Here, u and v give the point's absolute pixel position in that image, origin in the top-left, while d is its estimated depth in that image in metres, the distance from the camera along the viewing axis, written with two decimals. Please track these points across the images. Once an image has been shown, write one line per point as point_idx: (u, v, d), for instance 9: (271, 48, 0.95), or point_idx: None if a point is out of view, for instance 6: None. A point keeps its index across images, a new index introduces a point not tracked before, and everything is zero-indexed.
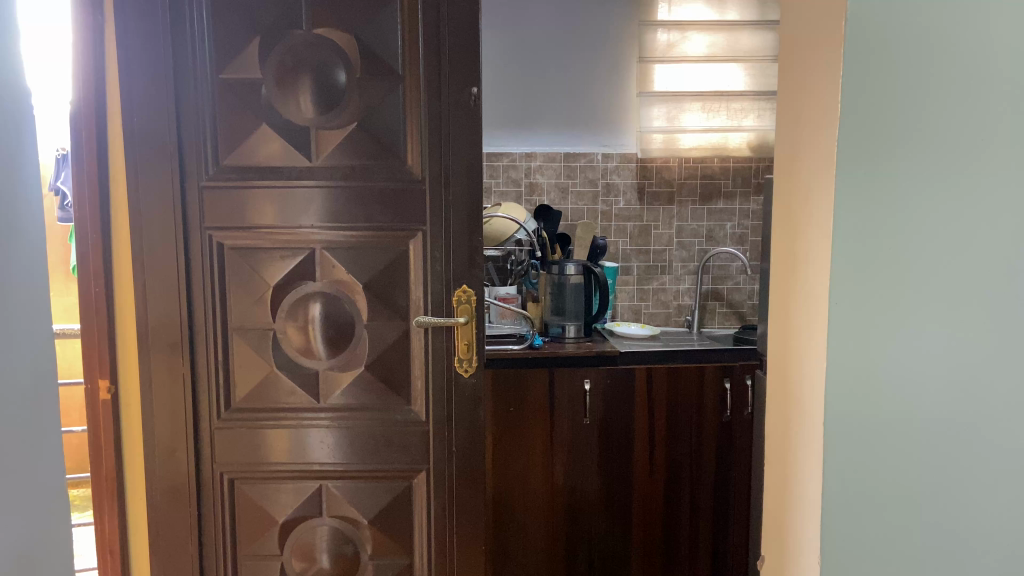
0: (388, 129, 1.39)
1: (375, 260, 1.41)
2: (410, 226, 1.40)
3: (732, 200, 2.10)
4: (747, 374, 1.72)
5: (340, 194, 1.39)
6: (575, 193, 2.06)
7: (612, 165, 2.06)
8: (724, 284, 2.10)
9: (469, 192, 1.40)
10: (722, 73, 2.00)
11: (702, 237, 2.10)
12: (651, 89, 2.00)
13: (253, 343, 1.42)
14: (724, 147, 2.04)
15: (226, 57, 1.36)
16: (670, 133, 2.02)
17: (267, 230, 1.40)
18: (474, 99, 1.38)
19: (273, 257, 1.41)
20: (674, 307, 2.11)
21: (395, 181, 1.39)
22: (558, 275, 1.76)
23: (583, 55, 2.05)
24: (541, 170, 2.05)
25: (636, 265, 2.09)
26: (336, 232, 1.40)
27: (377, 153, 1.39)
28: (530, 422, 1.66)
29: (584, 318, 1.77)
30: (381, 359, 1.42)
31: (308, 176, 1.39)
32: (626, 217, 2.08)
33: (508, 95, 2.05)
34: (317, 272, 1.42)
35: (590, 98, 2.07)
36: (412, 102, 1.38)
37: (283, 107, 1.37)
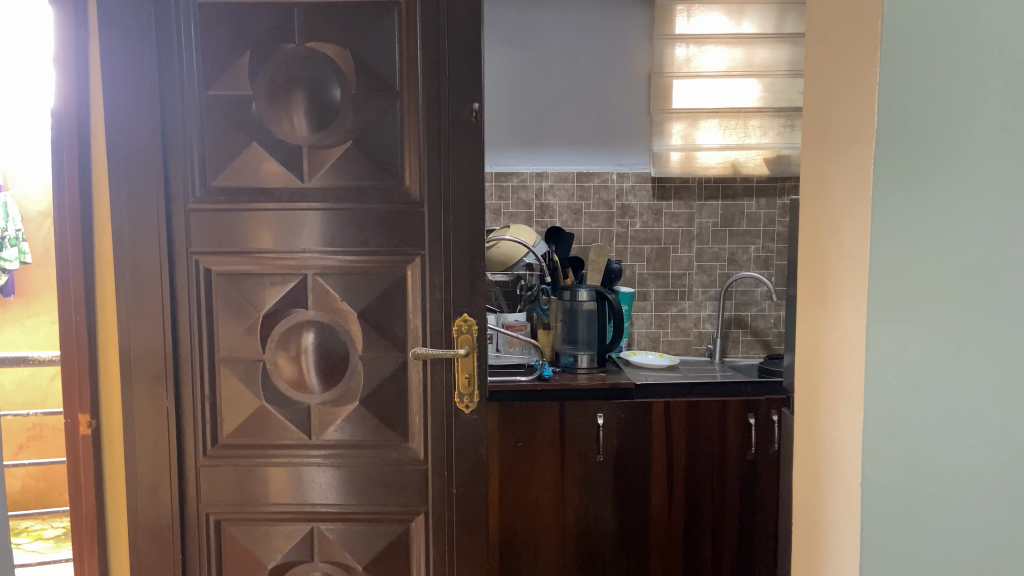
0: (385, 147, 1.31)
1: (371, 288, 1.32)
2: (408, 250, 1.31)
3: (756, 222, 1.96)
4: (773, 410, 1.59)
5: (334, 217, 1.31)
6: (588, 215, 1.96)
7: (628, 186, 1.96)
8: (747, 311, 1.97)
9: (471, 214, 1.31)
10: (739, 87, 1.90)
11: (725, 260, 1.97)
12: (669, 106, 1.92)
13: (241, 375, 1.34)
14: (742, 166, 1.92)
15: (215, 73, 1.29)
16: (688, 150, 1.92)
17: (257, 254, 1.32)
18: (476, 116, 1.30)
19: (263, 283, 1.33)
20: (694, 335, 1.98)
21: (393, 202, 1.31)
22: (569, 302, 1.67)
23: (598, 70, 1.95)
24: (553, 191, 1.96)
25: (653, 289, 1.97)
26: (330, 257, 1.32)
27: (373, 172, 1.31)
28: (539, 458, 1.56)
29: (596, 347, 1.67)
30: (378, 393, 1.33)
31: (301, 198, 1.31)
32: (643, 240, 1.97)
33: (519, 113, 1.96)
34: (311, 300, 1.33)
35: (606, 116, 1.97)
36: (410, 120, 1.30)
37: (277, 126, 1.30)
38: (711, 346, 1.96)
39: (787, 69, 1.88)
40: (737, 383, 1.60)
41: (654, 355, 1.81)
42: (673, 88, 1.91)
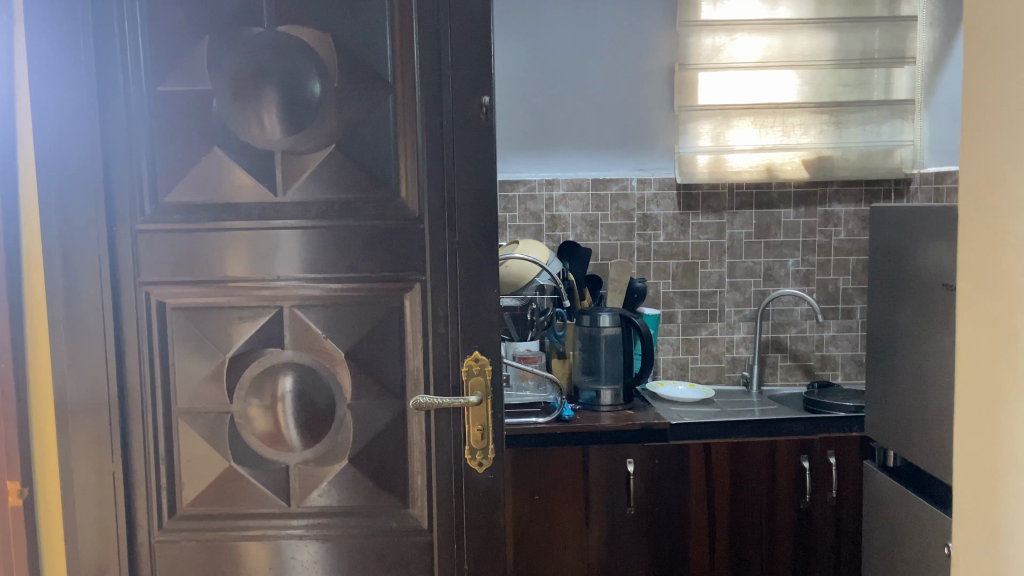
0: (375, 151, 1.08)
1: (361, 322, 1.09)
2: (405, 276, 1.09)
3: (795, 232, 1.74)
4: (830, 451, 1.37)
5: (316, 237, 1.08)
6: (606, 227, 1.74)
7: (649, 194, 1.74)
8: (786, 332, 1.76)
9: (481, 230, 1.08)
10: (777, 80, 1.68)
11: (760, 275, 1.75)
12: (695, 103, 1.69)
13: (204, 430, 1.11)
14: (778, 169, 1.70)
15: (167, 65, 1.06)
16: (717, 152, 1.70)
17: (223, 284, 1.09)
18: (486, 111, 1.07)
19: (231, 319, 1.10)
20: (727, 361, 1.77)
21: (387, 218, 1.08)
22: (588, 328, 1.46)
23: (614, 63, 1.74)
24: (565, 201, 1.74)
25: (680, 309, 1.76)
26: (312, 285, 1.09)
27: (361, 183, 1.08)
28: (560, 514, 1.34)
29: (621, 382, 1.45)
30: (371, 449, 1.10)
31: (276, 215, 1.08)
32: (668, 254, 1.75)
33: (525, 113, 1.75)
34: (288, 339, 1.10)
35: (624, 115, 1.76)
36: (405, 118, 1.08)
37: (244, 127, 1.07)
38: (746, 374, 1.75)
39: (831, 59, 1.68)
40: (788, 420, 1.38)
41: (685, 387, 1.59)
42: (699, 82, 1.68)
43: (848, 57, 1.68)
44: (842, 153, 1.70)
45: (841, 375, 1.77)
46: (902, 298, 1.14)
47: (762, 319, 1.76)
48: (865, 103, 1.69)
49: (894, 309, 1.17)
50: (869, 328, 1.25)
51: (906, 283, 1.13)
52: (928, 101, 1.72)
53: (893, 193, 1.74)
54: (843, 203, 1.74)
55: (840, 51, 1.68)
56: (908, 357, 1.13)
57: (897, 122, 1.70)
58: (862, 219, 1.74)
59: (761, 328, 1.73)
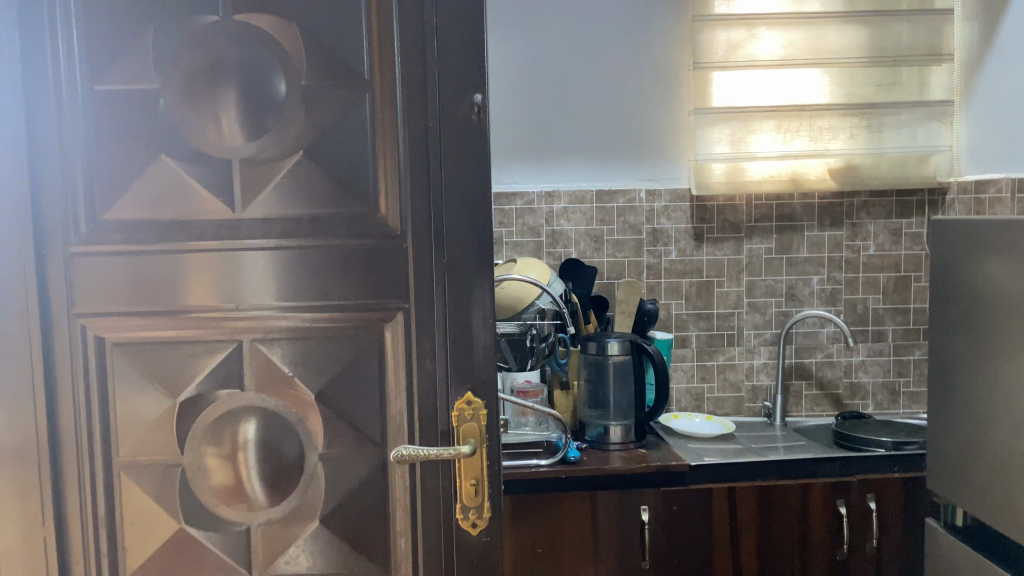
0: (350, 157, 0.92)
1: (334, 358, 0.94)
2: (385, 305, 0.93)
3: (820, 247, 1.60)
4: (871, 495, 1.23)
5: (282, 260, 0.93)
6: (612, 243, 1.60)
7: (659, 207, 1.59)
8: (811, 357, 1.61)
9: (474, 249, 0.93)
10: (801, 80, 1.53)
11: (781, 294, 1.60)
12: (709, 105, 1.53)
13: (150, 485, 0.94)
14: (804, 178, 1.55)
15: (105, 58, 0.91)
16: (736, 160, 1.54)
17: (174, 314, 0.93)
18: (479, 111, 0.92)
19: (182, 355, 0.94)
20: (747, 390, 1.61)
21: (364, 237, 0.93)
22: (595, 356, 1.31)
23: (620, 63, 1.59)
24: (567, 214, 1.59)
25: (695, 333, 1.60)
26: (277, 316, 0.93)
27: (333, 195, 0.93)
28: (565, 569, 1.18)
29: (633, 417, 1.30)
30: (346, 507, 0.94)
31: (234, 235, 0.93)
32: (681, 272, 1.60)
33: (523, 118, 1.60)
34: (250, 378, 0.94)
35: (631, 120, 1.61)
36: (383, 121, 0.92)
37: (199, 130, 0.92)
38: (769, 405, 1.60)
39: (860, 57, 1.53)
40: (820, 460, 1.24)
41: (702, 420, 1.43)
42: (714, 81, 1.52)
43: (880, 54, 1.53)
44: (874, 159, 1.55)
45: (871, 404, 1.63)
46: (968, 323, 1.00)
47: (785, 343, 1.61)
48: (898, 104, 1.55)
49: (962, 340, 1.01)
50: (930, 359, 1.09)
51: (977, 309, 0.98)
52: (967, 97, 1.58)
53: (928, 203, 1.60)
54: (872, 215, 1.60)
55: (870, 47, 1.53)
56: (980, 393, 0.98)
57: (933, 126, 1.56)
58: (893, 232, 1.60)
59: (784, 353, 1.58)
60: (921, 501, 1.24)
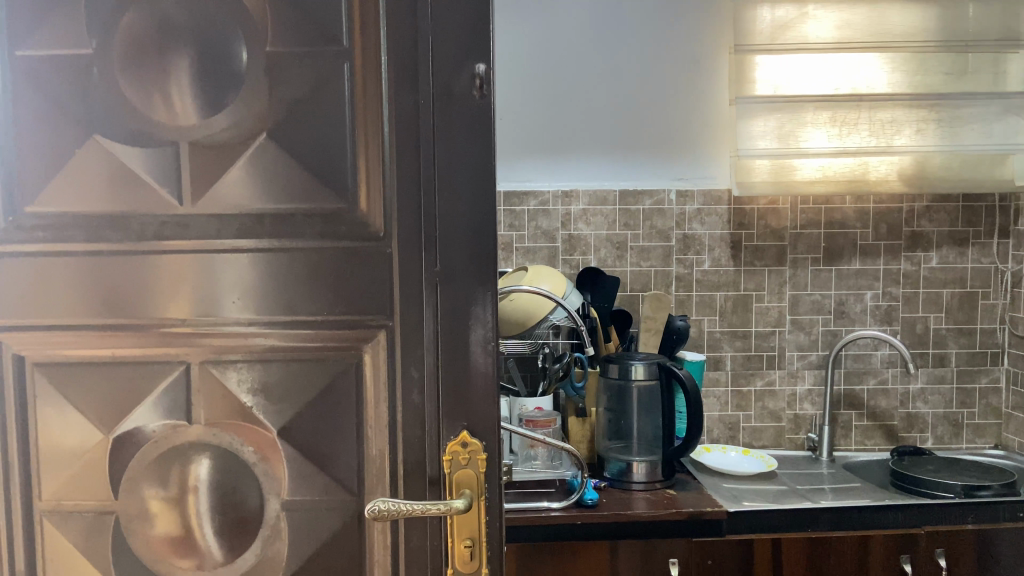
0: (322, 142, 0.75)
1: (300, 387, 0.76)
2: (363, 322, 0.76)
3: (873, 258, 1.42)
4: (939, 548, 1.05)
5: (240, 266, 0.76)
6: (637, 251, 1.42)
7: (691, 211, 1.42)
8: (863, 384, 1.43)
9: (472, 255, 0.75)
10: (858, 66, 1.32)
11: (829, 312, 1.42)
12: (753, 92, 1.33)
13: (79, 535, 0.78)
14: (863, 179, 1.36)
15: (30, 16, 0.75)
16: (783, 157, 1.34)
17: (108, 329, 0.77)
18: (481, 84, 0.74)
19: (117, 379, 0.77)
20: (789, 420, 1.44)
21: (340, 238, 0.76)
22: (616, 380, 1.13)
23: (648, 49, 1.42)
24: (586, 217, 1.42)
25: (730, 353, 1.43)
26: (232, 333, 0.76)
27: (302, 187, 0.76)
28: None
29: (660, 453, 1.12)
30: (314, 567, 0.77)
31: (182, 235, 0.76)
32: (715, 284, 1.42)
33: (537, 108, 1.43)
34: (198, 408, 0.77)
35: (660, 113, 1.43)
36: (364, 98, 0.75)
37: (142, 103, 0.75)
38: (813, 438, 1.42)
39: (930, 40, 1.32)
40: (881, 507, 1.06)
41: (739, 454, 1.25)
42: (757, 67, 1.32)
43: (950, 37, 1.32)
44: (945, 158, 1.34)
45: (931, 437, 1.45)
46: None
47: (835, 368, 1.43)
48: (972, 95, 1.33)
49: None
50: None
51: None
52: None
53: (998, 210, 1.41)
54: (935, 222, 1.42)
55: (941, 30, 1.32)
56: None
57: (1014, 120, 1.34)
58: (959, 242, 1.42)
59: (833, 379, 1.40)
60: (1000, 558, 1.06)
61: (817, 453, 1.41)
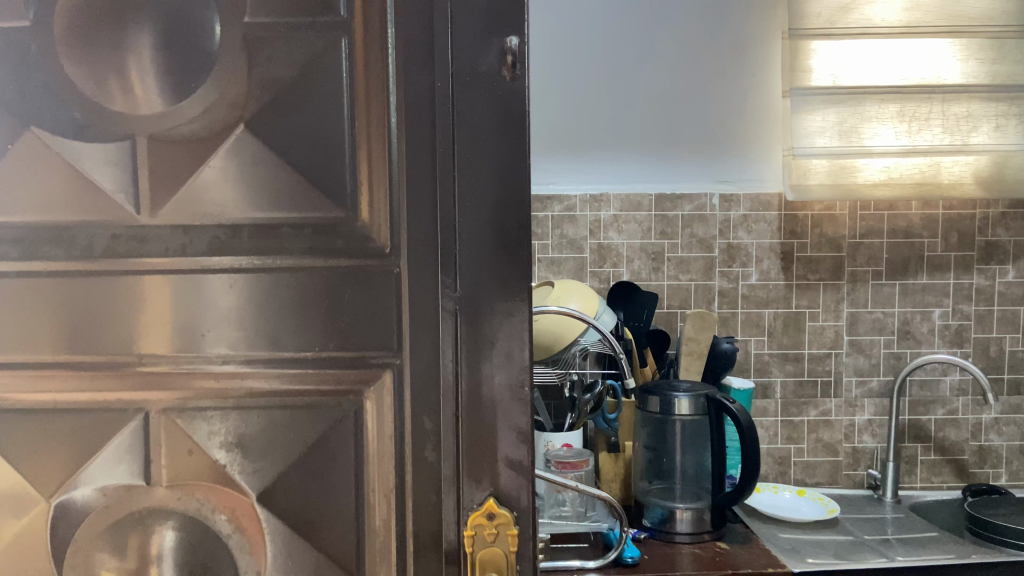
0: (312, 135, 0.60)
1: (284, 441, 0.61)
2: (363, 360, 0.61)
3: (942, 271, 1.25)
4: None
5: (213, 291, 0.61)
6: (676, 262, 1.26)
7: (737, 217, 1.25)
8: (930, 414, 1.27)
9: (500, 277, 0.60)
10: (929, 53, 1.17)
11: (892, 332, 1.26)
12: (809, 83, 1.18)
13: None
14: (934, 182, 1.19)
15: None
16: (843, 156, 1.19)
17: (51, 369, 0.62)
18: (512, 63, 0.59)
19: (61, 430, 0.62)
20: (847, 455, 1.27)
21: (335, 256, 0.61)
22: (657, 415, 0.98)
23: (690, 33, 1.25)
24: (618, 224, 1.26)
25: (780, 379, 1.26)
26: (201, 373, 0.62)
27: (288, 192, 0.61)
28: None
29: (707, 499, 0.97)
30: None
31: (141, 253, 0.61)
32: (763, 301, 1.26)
33: (564, 101, 1.26)
34: (158, 466, 0.62)
35: (703, 107, 1.26)
36: (364, 81, 0.61)
37: (87, 88, 0.60)
38: (874, 476, 1.26)
39: (1010, 24, 1.17)
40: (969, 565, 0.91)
41: (793, 496, 1.12)
42: (814, 53, 1.18)
43: None
44: None
45: (1004, 474, 1.29)
46: None
47: (899, 396, 1.26)
48: None
49: None
50: None
51: None
52: None
53: None
54: (1012, 231, 1.25)
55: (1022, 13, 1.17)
56: None
57: None
58: None
59: (897, 409, 1.24)
60: None
61: (879, 493, 1.25)
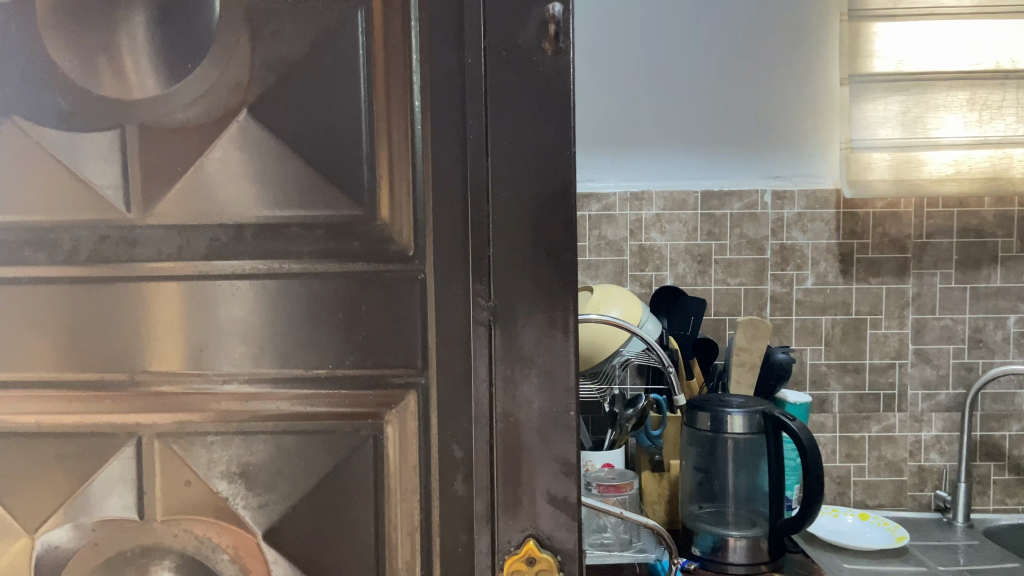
0: (324, 122, 0.53)
1: (293, 472, 0.54)
2: (384, 379, 0.54)
3: (1017, 273, 1.15)
4: None
5: (214, 300, 0.54)
6: (725, 265, 1.17)
7: (791, 216, 1.16)
8: (1004, 430, 1.17)
9: (540, 283, 0.52)
10: (1004, 34, 1.07)
11: (962, 340, 1.16)
12: (870, 69, 1.09)
13: None
14: (1005, 178, 1.09)
15: None
16: (907, 149, 1.09)
17: (35, 387, 0.55)
18: (555, 35, 0.51)
19: (45, 457, 0.55)
20: (913, 474, 1.17)
21: (351, 260, 0.54)
22: (707, 432, 0.89)
23: (740, 17, 1.16)
24: (661, 224, 1.17)
25: (839, 392, 1.17)
26: (200, 393, 0.54)
27: (296, 187, 0.53)
28: None
29: (763, 526, 0.87)
30: None
31: (134, 258, 0.54)
32: (821, 307, 1.16)
33: (603, 92, 1.18)
34: (153, 498, 0.55)
35: (753, 97, 1.17)
36: (384, 60, 0.53)
37: (74, 72, 0.53)
38: (943, 497, 1.16)
39: None
40: None
41: (855, 520, 1.02)
42: (875, 36, 1.09)
43: None
44: None
45: None
46: None
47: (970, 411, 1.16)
48: None
49: None
50: None
51: None
52: None
53: None
54: None
55: None
56: None
57: None
58: None
59: (969, 425, 1.14)
60: None
61: (949, 517, 1.15)
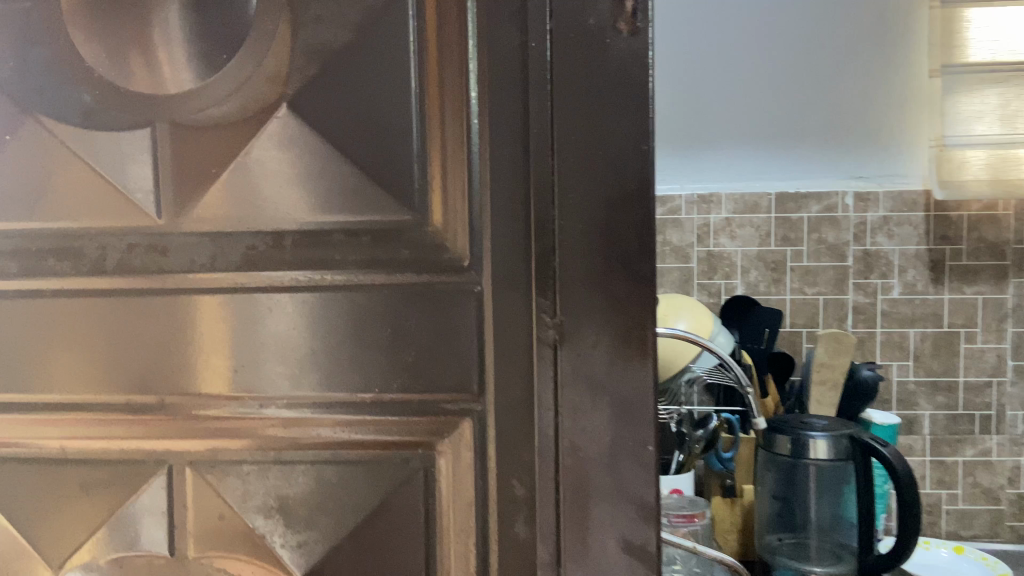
0: (371, 119, 0.47)
1: (336, 508, 0.48)
2: (436, 405, 0.48)
3: None
4: None
5: (250, 316, 0.49)
6: (802, 274, 1.09)
7: (875, 220, 1.07)
8: None
9: (615, 297, 0.46)
10: None
11: None
12: (965, 59, 1.00)
13: None
14: None
15: None
16: (1007, 146, 1.00)
17: (61, 409, 0.51)
18: (631, 14, 0.45)
19: (71, 484, 0.51)
20: (1011, 503, 1.07)
21: (401, 272, 0.48)
22: (786, 457, 0.82)
23: (823, 1, 1.06)
24: (731, 229, 1.10)
25: (929, 413, 1.07)
26: (234, 419, 0.49)
27: (339, 191, 0.48)
28: None
29: (851, 561, 0.79)
30: None
31: (164, 269, 0.50)
32: (911, 319, 1.07)
33: (666, 90, 1.10)
34: (185, 533, 0.50)
35: (836, 90, 1.07)
36: (438, 48, 0.47)
37: (98, 61, 0.48)
38: None
39: None
40: None
41: (951, 554, 0.94)
42: (970, 23, 0.99)
43: None
44: None
45: None
46: None
47: None
48: None
49: None
50: None
51: None
52: None
53: None
54: None
55: None
56: None
57: None
58: None
59: None
60: None
61: None
